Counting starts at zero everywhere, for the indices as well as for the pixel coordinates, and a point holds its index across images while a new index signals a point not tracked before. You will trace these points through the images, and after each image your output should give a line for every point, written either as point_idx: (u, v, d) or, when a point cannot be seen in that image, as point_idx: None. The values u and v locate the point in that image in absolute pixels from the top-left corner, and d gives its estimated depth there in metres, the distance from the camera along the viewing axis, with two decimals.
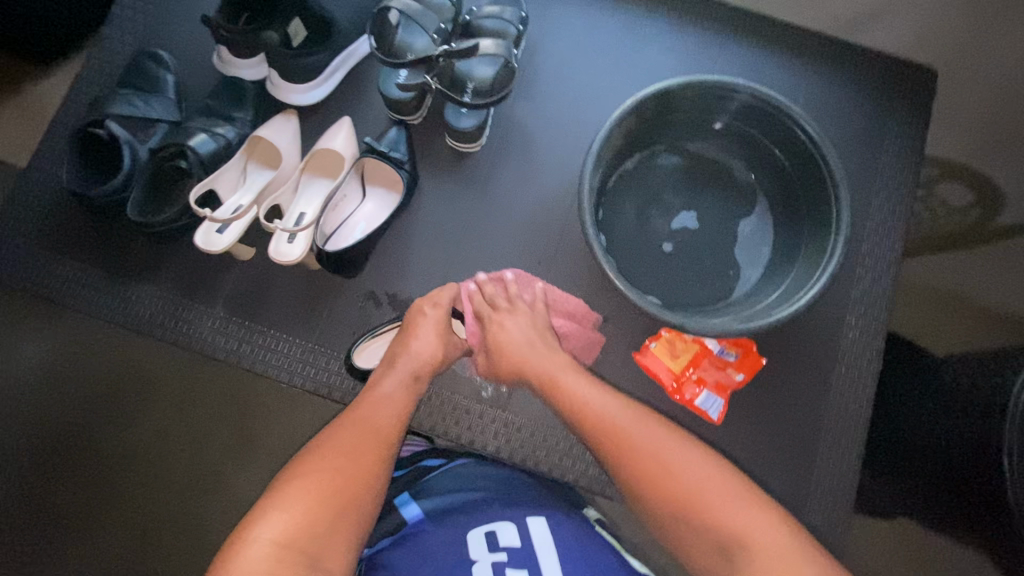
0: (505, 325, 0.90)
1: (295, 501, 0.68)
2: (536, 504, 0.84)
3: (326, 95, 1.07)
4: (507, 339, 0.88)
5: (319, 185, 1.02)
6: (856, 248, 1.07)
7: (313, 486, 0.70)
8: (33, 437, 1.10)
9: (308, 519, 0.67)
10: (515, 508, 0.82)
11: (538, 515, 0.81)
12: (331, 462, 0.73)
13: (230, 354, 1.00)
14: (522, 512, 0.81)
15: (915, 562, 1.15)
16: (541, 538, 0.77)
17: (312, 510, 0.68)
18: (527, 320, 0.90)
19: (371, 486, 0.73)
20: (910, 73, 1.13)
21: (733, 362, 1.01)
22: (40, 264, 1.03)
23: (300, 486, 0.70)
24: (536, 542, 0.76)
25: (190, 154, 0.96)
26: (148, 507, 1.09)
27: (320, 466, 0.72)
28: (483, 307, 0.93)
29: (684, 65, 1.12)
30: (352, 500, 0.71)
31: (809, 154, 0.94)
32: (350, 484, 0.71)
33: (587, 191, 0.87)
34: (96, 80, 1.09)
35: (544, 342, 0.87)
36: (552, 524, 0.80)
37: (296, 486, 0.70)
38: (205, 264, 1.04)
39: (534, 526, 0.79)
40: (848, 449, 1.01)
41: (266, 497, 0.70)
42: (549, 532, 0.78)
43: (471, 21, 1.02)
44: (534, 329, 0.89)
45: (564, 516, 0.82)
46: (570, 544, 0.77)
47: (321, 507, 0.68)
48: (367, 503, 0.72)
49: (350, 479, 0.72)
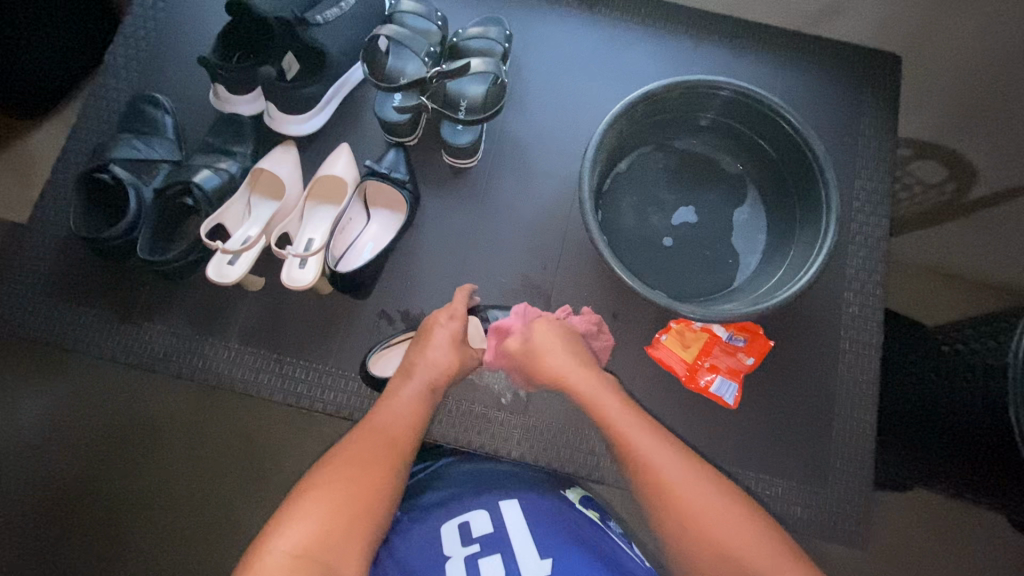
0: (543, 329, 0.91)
1: (311, 510, 0.68)
2: (511, 487, 0.86)
3: (325, 123, 1.11)
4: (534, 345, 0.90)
5: (326, 211, 1.04)
6: (845, 227, 1.12)
7: (330, 496, 0.69)
8: (43, 493, 1.08)
9: (324, 528, 0.67)
10: (491, 496, 0.83)
11: (512, 499, 0.82)
12: (347, 470, 0.72)
13: (247, 385, 1.00)
14: (495, 498, 0.82)
15: (933, 534, 1.16)
16: (515, 522, 0.78)
17: (329, 518, 0.67)
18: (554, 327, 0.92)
19: (386, 494, 0.72)
20: (877, 59, 1.19)
21: (742, 346, 1.04)
22: (46, 313, 1.03)
23: (317, 495, 0.69)
24: (510, 528, 0.77)
25: (196, 190, 0.98)
26: (163, 551, 1.07)
27: (335, 475, 0.72)
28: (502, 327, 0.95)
29: (663, 68, 1.17)
30: (367, 508, 0.70)
31: (793, 141, 0.98)
32: (365, 493, 0.71)
33: (587, 192, 0.90)
34: (95, 127, 1.11)
35: (578, 352, 0.89)
36: (527, 507, 0.81)
37: (313, 495, 0.70)
38: (217, 297, 1.05)
39: (508, 510, 0.80)
40: (860, 421, 1.04)
41: (283, 508, 0.69)
42: (524, 516, 0.79)
43: (458, 43, 1.05)
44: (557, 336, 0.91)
45: (541, 496, 0.84)
46: (545, 523, 0.78)
47: (338, 516, 0.68)
48: (382, 514, 0.71)
49: (366, 486, 0.72)
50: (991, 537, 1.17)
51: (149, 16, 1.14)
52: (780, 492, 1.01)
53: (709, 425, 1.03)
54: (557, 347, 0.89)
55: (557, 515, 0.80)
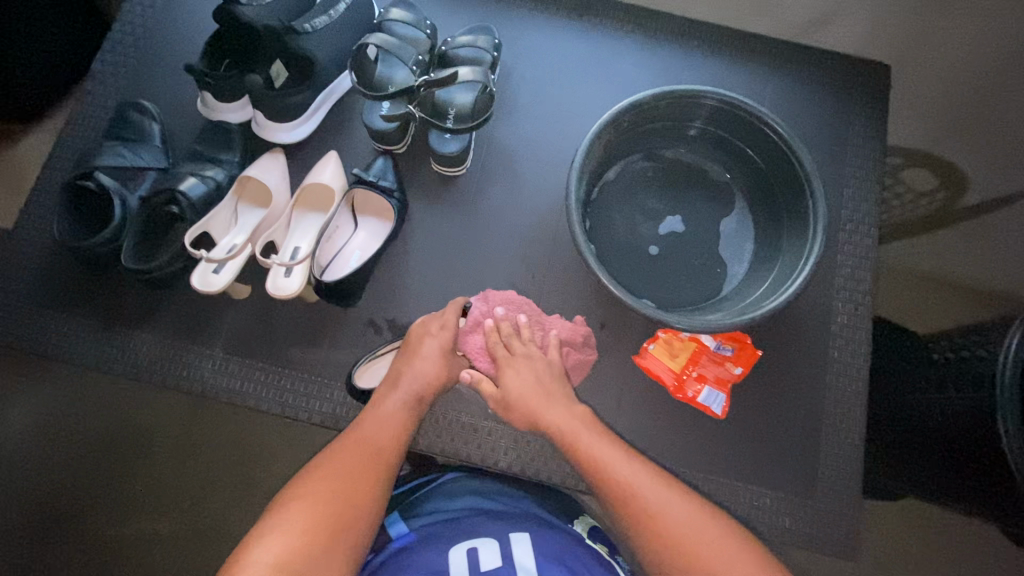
0: (517, 372, 0.89)
1: (292, 522, 0.67)
2: (521, 519, 0.85)
3: (312, 131, 1.10)
4: (519, 392, 0.87)
5: (312, 219, 1.03)
6: (834, 236, 1.12)
7: (313, 507, 0.69)
8: (27, 502, 1.07)
9: (305, 542, 0.65)
10: (501, 525, 0.82)
11: (522, 531, 0.81)
12: (331, 483, 0.71)
13: (233, 394, 1.00)
14: (504, 528, 0.82)
15: (923, 546, 1.15)
16: (523, 553, 0.78)
17: (311, 531, 0.66)
18: (532, 369, 0.89)
19: (369, 508, 0.72)
20: (866, 69, 1.20)
21: (730, 356, 1.04)
22: (31, 322, 1.02)
23: (301, 506, 0.69)
24: (517, 561, 0.76)
25: (182, 199, 0.97)
26: (147, 563, 1.06)
27: (317, 488, 0.71)
28: (497, 349, 0.93)
29: (652, 77, 1.18)
30: (350, 522, 0.69)
31: (780, 152, 0.98)
32: (348, 506, 0.70)
33: (574, 202, 0.90)
34: (82, 134, 1.10)
35: (557, 390, 0.87)
36: (537, 541, 0.80)
37: (294, 508, 0.68)
38: (203, 305, 1.04)
39: (516, 542, 0.79)
40: (849, 431, 1.03)
41: (262, 521, 0.68)
42: (533, 551, 0.78)
43: (447, 51, 1.06)
44: (544, 377, 0.89)
45: (551, 529, 0.83)
46: (552, 559, 0.77)
47: (319, 529, 0.67)
48: (365, 529, 0.70)
49: (348, 501, 0.71)
50: (980, 548, 1.16)
51: (137, 24, 1.14)
52: (767, 503, 1.00)
53: (697, 434, 1.03)
54: (538, 389, 0.87)
55: (567, 554, 0.79)
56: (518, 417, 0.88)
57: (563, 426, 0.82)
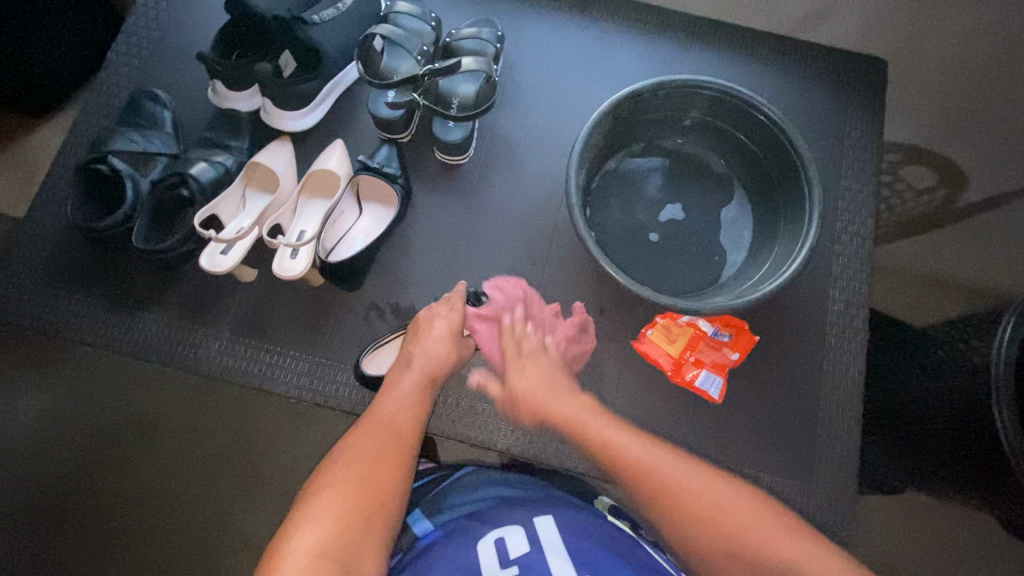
0: (525, 371, 0.92)
1: (326, 509, 0.69)
2: (542, 503, 0.85)
3: (319, 120, 1.13)
4: (527, 394, 0.90)
5: (318, 204, 1.06)
6: (832, 226, 1.13)
7: (342, 494, 0.71)
8: (36, 488, 1.09)
9: (339, 528, 0.68)
10: (525, 511, 0.82)
11: (545, 514, 0.82)
12: (356, 468, 0.73)
13: (239, 374, 1.02)
14: (528, 514, 0.82)
15: (922, 536, 1.16)
16: (551, 536, 0.78)
17: (343, 516, 0.69)
18: (538, 367, 0.92)
19: (396, 489, 0.73)
20: (862, 65, 1.22)
21: (727, 342, 1.05)
22: (42, 306, 1.05)
23: (330, 493, 0.71)
24: (546, 546, 0.76)
25: (192, 182, 1.00)
26: (155, 546, 1.08)
27: (344, 474, 0.73)
28: (509, 345, 0.95)
29: (652, 70, 1.20)
30: (380, 505, 0.71)
31: (777, 140, 1.00)
32: (376, 489, 0.72)
33: (574, 188, 0.92)
34: (95, 123, 1.13)
35: (564, 384, 0.90)
36: (563, 522, 0.80)
37: (325, 495, 0.71)
38: (210, 288, 1.06)
39: (541, 526, 0.79)
40: (846, 417, 1.04)
41: (295, 511, 0.70)
42: (561, 533, 0.79)
43: (451, 43, 1.09)
44: (550, 373, 0.91)
45: (571, 508, 0.84)
46: (579, 538, 0.78)
47: (352, 514, 0.69)
48: (394, 510, 0.72)
49: (376, 484, 0.72)
50: (979, 539, 1.16)
51: (149, 18, 1.17)
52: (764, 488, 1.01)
53: (695, 419, 1.04)
54: (545, 389, 0.89)
55: (591, 531, 0.80)
56: (524, 413, 0.91)
57: (570, 416, 0.85)
